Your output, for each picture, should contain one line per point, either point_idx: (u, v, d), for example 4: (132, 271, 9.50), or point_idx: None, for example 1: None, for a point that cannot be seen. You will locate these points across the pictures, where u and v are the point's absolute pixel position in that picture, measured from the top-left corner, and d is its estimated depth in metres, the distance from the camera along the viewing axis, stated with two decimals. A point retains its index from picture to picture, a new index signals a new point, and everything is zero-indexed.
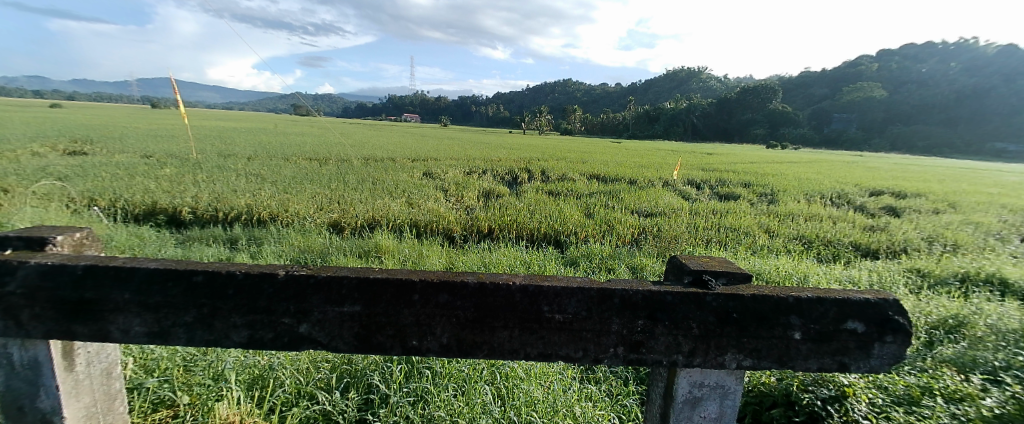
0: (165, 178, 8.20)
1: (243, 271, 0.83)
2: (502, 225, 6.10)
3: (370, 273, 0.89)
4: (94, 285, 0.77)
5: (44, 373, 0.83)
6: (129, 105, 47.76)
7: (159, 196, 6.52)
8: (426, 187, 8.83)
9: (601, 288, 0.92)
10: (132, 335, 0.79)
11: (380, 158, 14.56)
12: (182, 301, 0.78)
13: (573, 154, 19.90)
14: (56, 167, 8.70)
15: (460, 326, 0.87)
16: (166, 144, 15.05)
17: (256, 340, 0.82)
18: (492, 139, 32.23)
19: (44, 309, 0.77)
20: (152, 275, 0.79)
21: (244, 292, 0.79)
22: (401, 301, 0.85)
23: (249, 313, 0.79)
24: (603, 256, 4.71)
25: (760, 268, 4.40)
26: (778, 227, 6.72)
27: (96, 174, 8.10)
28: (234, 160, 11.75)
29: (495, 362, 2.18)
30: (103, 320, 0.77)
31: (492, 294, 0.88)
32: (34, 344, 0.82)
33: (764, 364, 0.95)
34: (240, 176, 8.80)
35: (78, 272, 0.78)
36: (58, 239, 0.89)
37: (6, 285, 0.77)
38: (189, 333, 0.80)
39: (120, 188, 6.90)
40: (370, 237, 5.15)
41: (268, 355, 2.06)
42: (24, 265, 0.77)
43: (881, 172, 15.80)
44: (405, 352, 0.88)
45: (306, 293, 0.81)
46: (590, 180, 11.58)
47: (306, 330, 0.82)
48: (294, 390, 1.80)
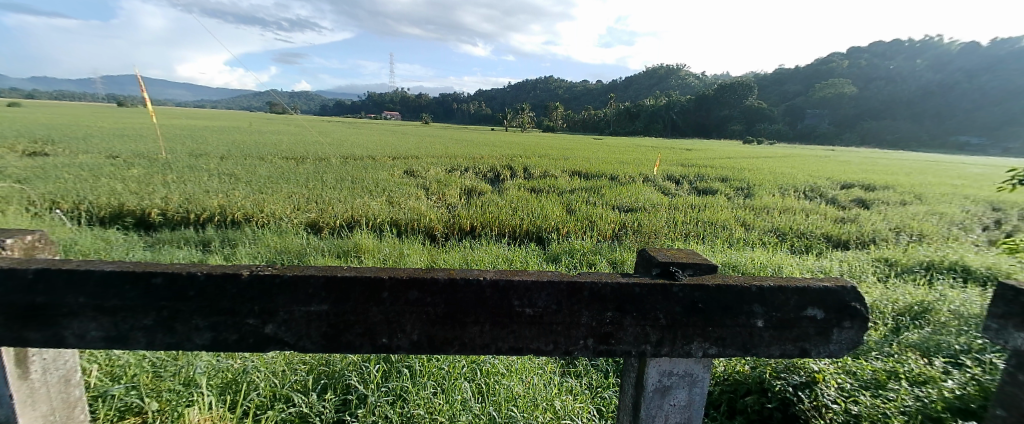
0: (136, 179, 7.91)
1: (206, 271, 0.81)
2: (486, 223, 6.10)
3: (340, 270, 0.89)
4: (47, 289, 0.74)
5: None
6: (91, 102, 45.50)
7: (127, 198, 6.27)
8: (407, 185, 8.75)
9: (572, 281, 0.94)
10: (88, 340, 0.76)
11: (360, 157, 14.33)
12: (143, 305, 0.76)
13: (555, 151, 20.05)
14: (11, 169, 8.24)
15: (431, 322, 0.88)
16: (134, 144, 14.44)
17: (221, 342, 0.81)
18: (475, 136, 32.23)
19: None
20: (109, 277, 0.76)
21: (207, 294, 0.78)
22: (369, 298, 0.85)
23: (212, 314, 0.78)
24: (584, 251, 4.77)
25: (737, 260, 4.53)
26: (754, 220, 6.91)
27: (57, 176, 7.74)
28: (206, 160, 11.36)
29: (477, 359, 2.18)
30: (57, 325, 0.74)
31: (463, 290, 0.89)
32: None
33: (729, 352, 0.98)
34: (213, 177, 8.53)
35: (28, 276, 0.75)
36: (7, 242, 0.84)
37: None
38: (149, 337, 0.78)
39: (84, 190, 6.60)
40: (350, 236, 5.08)
41: (243, 357, 2.01)
42: None
43: (852, 166, 16.45)
44: (375, 350, 0.87)
45: (272, 293, 0.81)
46: (572, 176, 11.67)
47: (273, 330, 0.81)
48: (270, 393, 1.77)
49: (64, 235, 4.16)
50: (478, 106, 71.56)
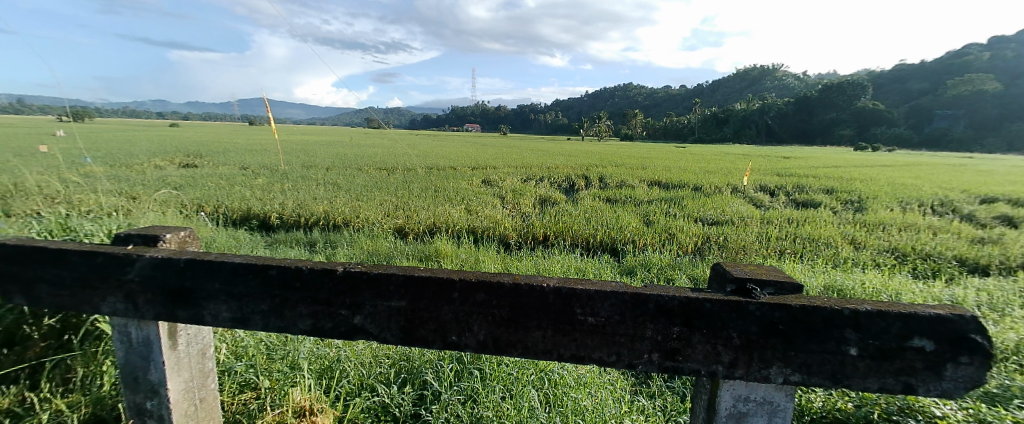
0: (261, 187, 9.29)
1: (309, 266, 0.94)
2: (558, 233, 6.10)
3: (416, 270, 0.97)
4: (192, 276, 0.91)
5: (154, 349, 0.97)
6: (224, 122, 54.79)
7: (253, 203, 7.39)
8: (484, 194, 9.11)
9: (635, 293, 0.92)
10: (220, 320, 0.92)
11: (442, 167, 15.27)
12: (261, 291, 0.91)
13: (632, 160, 19.48)
14: (174, 178, 10.19)
15: (496, 324, 0.93)
16: (260, 157, 17.01)
17: (318, 329, 0.93)
18: (547, 146, 32.52)
19: (154, 296, 0.91)
20: (236, 269, 0.91)
21: (310, 285, 0.91)
22: (441, 297, 0.92)
23: (313, 303, 0.91)
24: (662, 265, 4.55)
25: (841, 283, 3.99)
26: (865, 238, 6.05)
27: (203, 184, 9.37)
28: (314, 171, 12.98)
29: (545, 368, 2.19)
30: (199, 306, 0.91)
31: (526, 295, 0.93)
32: (146, 325, 0.96)
33: (814, 381, 0.89)
34: (319, 185, 9.70)
35: (179, 264, 0.92)
36: (166, 236, 1.05)
37: (127, 273, 0.91)
38: (264, 320, 0.92)
39: (222, 196, 7.90)
40: (431, 242, 5.43)
41: (337, 347, 2.24)
42: (140, 258, 0.92)
43: (1000, 176, 13.53)
44: (446, 347, 0.94)
45: (361, 288, 0.92)
46: (650, 186, 11.24)
47: (360, 321, 0.92)
48: (358, 382, 1.95)
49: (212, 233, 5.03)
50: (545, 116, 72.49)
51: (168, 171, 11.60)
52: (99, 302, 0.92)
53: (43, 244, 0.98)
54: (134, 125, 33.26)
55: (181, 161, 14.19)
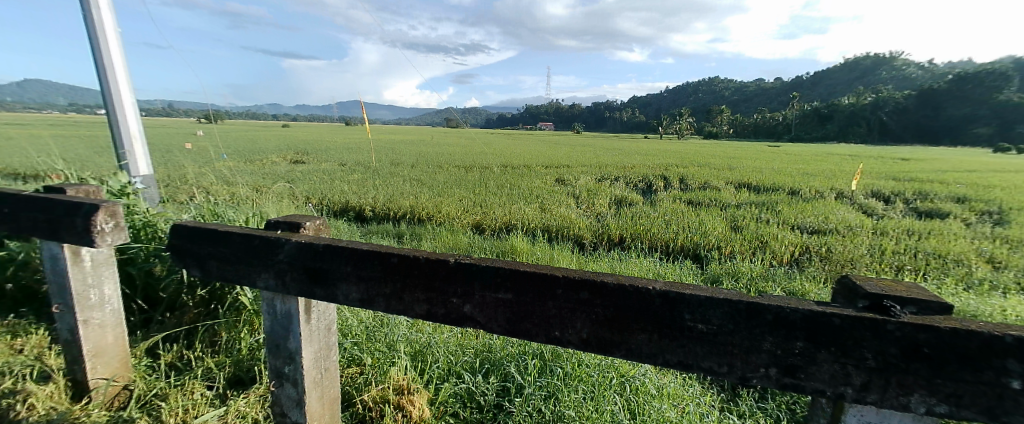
0: (354, 182, 10.24)
1: (425, 256, 1.03)
2: (635, 235, 5.91)
3: (520, 265, 1.01)
4: (328, 259, 1.03)
5: (294, 321, 1.11)
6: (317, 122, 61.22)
7: (349, 197, 8.15)
8: (557, 194, 9.10)
9: (750, 302, 0.87)
10: (350, 299, 1.04)
11: (516, 166, 15.53)
12: (385, 276, 1.01)
13: (716, 160, 18.26)
14: (286, 172, 11.62)
15: (599, 323, 0.94)
16: (354, 154, 18.77)
17: (432, 314, 1.02)
18: (621, 145, 31.61)
19: (297, 274, 1.05)
20: (364, 255, 1.02)
21: (427, 273, 1.00)
22: (545, 293, 0.95)
23: (429, 290, 1.00)
24: (752, 276, 4.21)
25: (982, 309, 3.38)
26: (1015, 258, 5.07)
27: (309, 178, 10.58)
28: (401, 168, 14.00)
29: (626, 373, 2.12)
30: (333, 285, 1.04)
31: (631, 296, 0.91)
32: (289, 300, 1.11)
33: (968, 416, 0.77)
34: (404, 181, 10.43)
35: (319, 248, 1.05)
36: (307, 224, 1.16)
37: (279, 254, 1.06)
38: (388, 303, 1.03)
39: (324, 189, 8.85)
40: (507, 238, 5.54)
41: (426, 334, 2.37)
42: (287, 242, 1.06)
43: None
44: (548, 341, 0.97)
45: (470, 279, 0.98)
46: (738, 189, 10.46)
47: (469, 310, 0.99)
48: (446, 368, 2.04)
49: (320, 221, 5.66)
50: (609, 114, 70.87)
51: (282, 166, 13.28)
52: (256, 277, 1.09)
53: (213, 226, 1.16)
54: (250, 126, 38.55)
55: (289, 158, 16.16)
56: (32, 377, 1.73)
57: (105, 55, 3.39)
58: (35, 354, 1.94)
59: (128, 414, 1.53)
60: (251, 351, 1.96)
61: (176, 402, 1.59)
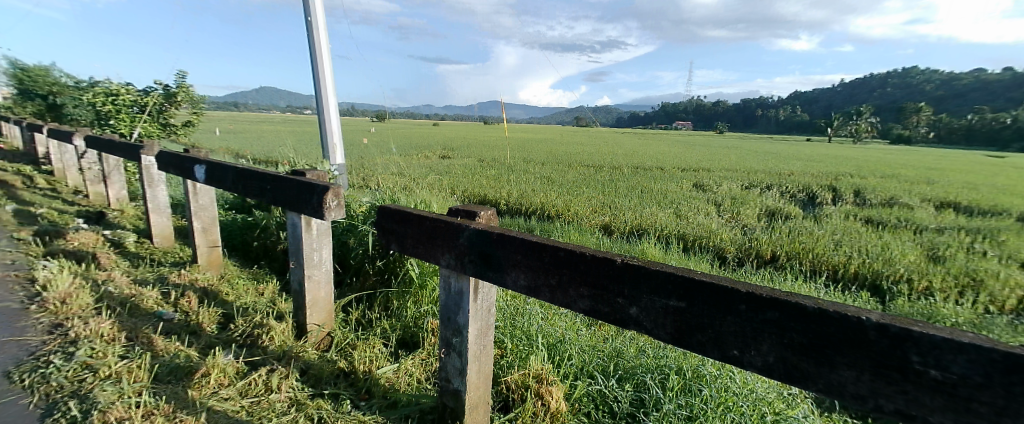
0: (483, 174, 11.04)
1: (591, 253, 1.05)
2: (794, 254, 5.08)
3: (694, 272, 0.94)
4: (500, 248, 1.17)
5: (465, 298, 1.29)
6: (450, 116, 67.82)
7: (483, 188, 8.86)
8: (697, 199, 8.21)
9: (1008, 350, 0.58)
10: (518, 286, 1.17)
11: (649, 167, 14.46)
12: (552, 268, 1.09)
13: (921, 172, 14.21)
14: (432, 164, 13.25)
15: (790, 348, 0.80)
16: (484, 148, 20.26)
17: (596, 311, 1.06)
18: (772, 147, 27.05)
19: (472, 258, 1.23)
20: (533, 246, 1.12)
21: (590, 270, 1.04)
22: (720, 305, 0.88)
23: (594, 287, 1.04)
24: (964, 324, 3.27)
25: None
26: None
27: (450, 169, 11.87)
28: (530, 164, 14.53)
29: (787, 414, 1.82)
30: (504, 272, 1.17)
31: (832, 323, 0.74)
32: (462, 280, 1.30)
33: None
34: (533, 177, 10.82)
35: (492, 235, 1.19)
36: (480, 214, 1.32)
37: (460, 238, 1.26)
38: (552, 294, 1.11)
39: (464, 180, 9.81)
40: (638, 242, 5.31)
41: (560, 329, 2.43)
42: (466, 229, 1.24)
43: None
44: (723, 359, 0.90)
45: (637, 281, 0.98)
46: (953, 212, 8.06)
47: (635, 312, 0.99)
48: (579, 367, 2.08)
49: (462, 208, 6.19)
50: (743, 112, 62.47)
51: (427, 157, 15.00)
52: (441, 256, 1.32)
53: (414, 212, 1.44)
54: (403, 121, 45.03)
55: (430, 151, 18.18)
56: (272, 315, 2.36)
57: (320, 69, 4.24)
58: (271, 298, 2.66)
59: (329, 355, 2.00)
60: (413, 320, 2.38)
61: (361, 354, 2.00)
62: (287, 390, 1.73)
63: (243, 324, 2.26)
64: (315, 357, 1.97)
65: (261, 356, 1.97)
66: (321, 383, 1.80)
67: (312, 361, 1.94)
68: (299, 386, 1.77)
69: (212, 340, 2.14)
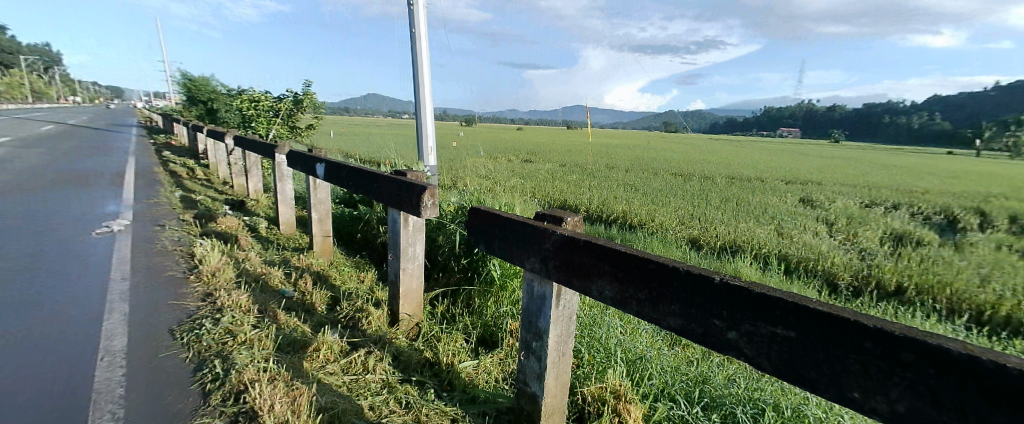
0: (558, 175, 10.99)
1: (686, 268, 1.02)
2: (927, 287, 4.16)
3: (805, 298, 0.83)
4: (586, 255, 1.21)
5: (547, 303, 1.37)
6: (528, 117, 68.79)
7: (561, 188, 8.85)
8: (803, 215, 7.09)
9: None
10: (603, 296, 1.20)
11: (747, 175, 12.95)
12: (641, 280, 1.10)
13: None
14: (512, 164, 13.64)
15: (926, 399, 0.63)
16: (561, 149, 20.17)
17: (687, 330, 1.03)
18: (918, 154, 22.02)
19: (557, 263, 1.30)
20: (621, 255, 1.14)
21: (683, 286, 1.01)
22: (830, 338, 0.75)
23: (688, 305, 1.01)
24: None
25: None
26: None
27: (528, 170, 12.10)
28: (612, 164, 14.02)
29: None
30: (590, 281, 1.22)
31: (984, 374, 0.56)
32: (545, 285, 1.38)
33: None
34: (614, 180, 10.42)
35: (580, 241, 1.23)
36: (568, 219, 1.35)
37: (546, 242, 1.34)
38: (640, 307, 1.12)
39: (543, 180, 9.93)
40: (731, 260, 4.76)
41: (641, 346, 2.39)
42: (552, 234, 1.32)
43: None
44: (839, 400, 0.77)
45: (734, 301, 0.91)
46: None
47: (734, 337, 0.93)
48: (660, 388, 2.02)
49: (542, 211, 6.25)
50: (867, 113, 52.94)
51: (508, 158, 15.37)
52: (526, 259, 1.43)
53: (507, 216, 1.57)
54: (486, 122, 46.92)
55: (508, 151, 18.59)
56: (371, 302, 2.79)
57: (420, 78, 4.69)
58: (372, 285, 3.12)
59: (417, 345, 2.31)
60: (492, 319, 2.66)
61: (446, 347, 2.27)
62: (381, 373, 2.03)
63: (348, 308, 2.70)
64: (405, 345, 2.30)
65: (361, 338, 2.35)
66: (410, 370, 2.09)
67: (402, 348, 2.26)
68: (391, 371, 2.06)
69: (322, 319, 2.59)
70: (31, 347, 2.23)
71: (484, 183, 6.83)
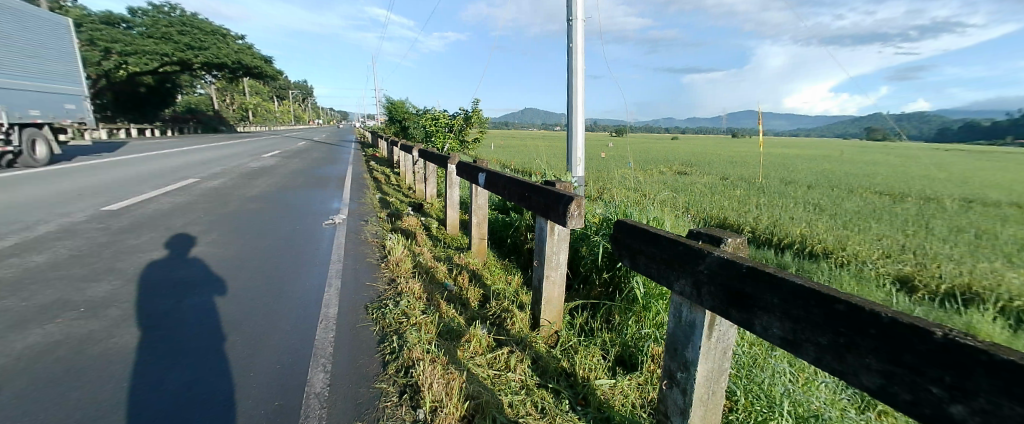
0: (718, 184, 9.81)
1: (891, 314, 0.86)
2: None
3: None
4: (752, 284, 1.20)
5: (698, 332, 1.47)
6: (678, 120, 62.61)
7: (716, 200, 7.88)
8: None
9: None
10: (771, 334, 1.16)
11: None
12: (824, 321, 0.98)
13: None
14: (658, 174, 12.81)
15: None
16: (718, 156, 17.75)
17: (888, 394, 0.85)
18: None
19: (715, 290, 1.35)
20: (796, 290, 1.07)
21: (883, 336, 0.84)
22: None
23: (887, 361, 0.84)
24: None
25: None
26: None
27: (676, 180, 11.18)
28: (788, 169, 11.52)
29: None
30: (754, 314, 1.20)
31: None
32: (695, 311, 1.49)
33: None
34: (803, 187, 8.36)
35: (743, 269, 1.25)
36: (728, 240, 1.47)
37: (701, 265, 1.44)
38: (818, 353, 1.01)
39: (693, 191, 9.06)
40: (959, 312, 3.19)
41: (821, 401, 2.11)
42: (709, 256, 1.41)
43: None
44: None
45: (960, 365, 0.69)
46: None
47: (958, 413, 0.70)
48: None
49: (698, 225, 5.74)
50: None
51: (659, 167, 14.45)
52: (677, 280, 1.57)
53: (665, 236, 1.75)
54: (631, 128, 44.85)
55: (658, 159, 17.39)
56: (514, 303, 3.34)
57: (574, 91, 5.03)
58: (517, 288, 3.66)
59: (554, 352, 2.68)
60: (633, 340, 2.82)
61: (582, 361, 2.55)
62: (520, 374, 2.43)
63: (494, 307, 3.30)
64: (543, 351, 2.69)
65: (505, 337, 2.86)
66: (547, 375, 2.44)
67: (540, 353, 2.66)
68: (530, 373, 2.45)
69: (473, 314, 3.20)
70: (288, 303, 3.36)
71: (634, 194, 6.71)
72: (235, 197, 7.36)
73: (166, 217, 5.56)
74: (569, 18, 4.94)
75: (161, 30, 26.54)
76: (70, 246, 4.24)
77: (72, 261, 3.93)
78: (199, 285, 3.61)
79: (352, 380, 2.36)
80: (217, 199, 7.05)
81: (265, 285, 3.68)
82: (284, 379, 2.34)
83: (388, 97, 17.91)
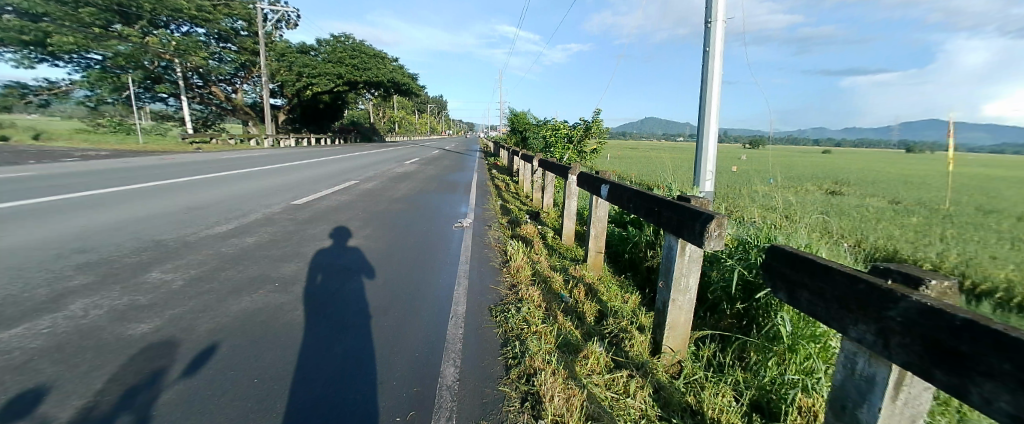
0: (886, 209, 8.14)
1: None
2: None
3: None
4: (968, 341, 1.06)
5: (877, 391, 1.37)
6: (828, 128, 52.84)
7: (881, 228, 6.63)
8: None
9: None
10: (995, 409, 0.99)
11: None
12: None
13: None
14: (801, 191, 11.18)
15: None
16: None
17: None
18: None
19: (913, 342, 1.20)
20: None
21: None
22: None
23: None
24: None
25: None
26: None
27: (828, 201, 9.58)
28: None
29: None
30: (971, 380, 1.05)
31: None
32: (877, 366, 1.39)
33: None
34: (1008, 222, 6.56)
35: (956, 322, 1.10)
36: (930, 282, 1.30)
37: (893, 310, 1.30)
38: None
39: (849, 215, 7.71)
40: None
41: None
42: (904, 299, 1.28)
43: None
44: None
45: None
46: None
47: None
48: None
49: (860, 256, 4.92)
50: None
51: (805, 185, 12.52)
52: (856, 324, 1.49)
53: (845, 273, 1.64)
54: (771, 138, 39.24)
55: (804, 174, 15.00)
56: (633, 324, 3.36)
57: (709, 95, 4.76)
58: (636, 309, 3.68)
59: (677, 384, 2.64)
60: (771, 385, 2.60)
61: (711, 400, 2.45)
62: (641, 402, 2.44)
63: (612, 324, 3.37)
64: (665, 380, 2.67)
65: (624, 359, 2.90)
66: (669, 409, 2.41)
67: (662, 382, 2.64)
68: (651, 403, 2.44)
69: (589, 329, 3.31)
70: (424, 294, 3.90)
71: (774, 214, 6.01)
72: (383, 197, 8.78)
73: (335, 212, 6.85)
74: (708, 20, 4.72)
75: (338, 56, 32.95)
76: (271, 232, 5.48)
77: (271, 243, 5.01)
78: (355, 270, 4.38)
79: (477, 379, 2.60)
80: (368, 199, 8.45)
81: (406, 275, 4.34)
82: (421, 364, 2.72)
83: (512, 109, 19.29)
